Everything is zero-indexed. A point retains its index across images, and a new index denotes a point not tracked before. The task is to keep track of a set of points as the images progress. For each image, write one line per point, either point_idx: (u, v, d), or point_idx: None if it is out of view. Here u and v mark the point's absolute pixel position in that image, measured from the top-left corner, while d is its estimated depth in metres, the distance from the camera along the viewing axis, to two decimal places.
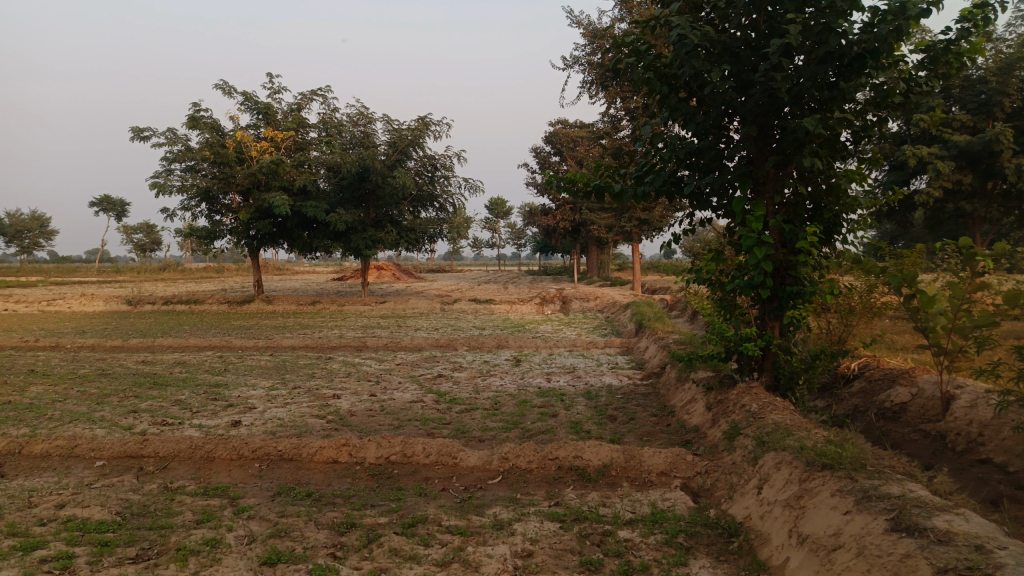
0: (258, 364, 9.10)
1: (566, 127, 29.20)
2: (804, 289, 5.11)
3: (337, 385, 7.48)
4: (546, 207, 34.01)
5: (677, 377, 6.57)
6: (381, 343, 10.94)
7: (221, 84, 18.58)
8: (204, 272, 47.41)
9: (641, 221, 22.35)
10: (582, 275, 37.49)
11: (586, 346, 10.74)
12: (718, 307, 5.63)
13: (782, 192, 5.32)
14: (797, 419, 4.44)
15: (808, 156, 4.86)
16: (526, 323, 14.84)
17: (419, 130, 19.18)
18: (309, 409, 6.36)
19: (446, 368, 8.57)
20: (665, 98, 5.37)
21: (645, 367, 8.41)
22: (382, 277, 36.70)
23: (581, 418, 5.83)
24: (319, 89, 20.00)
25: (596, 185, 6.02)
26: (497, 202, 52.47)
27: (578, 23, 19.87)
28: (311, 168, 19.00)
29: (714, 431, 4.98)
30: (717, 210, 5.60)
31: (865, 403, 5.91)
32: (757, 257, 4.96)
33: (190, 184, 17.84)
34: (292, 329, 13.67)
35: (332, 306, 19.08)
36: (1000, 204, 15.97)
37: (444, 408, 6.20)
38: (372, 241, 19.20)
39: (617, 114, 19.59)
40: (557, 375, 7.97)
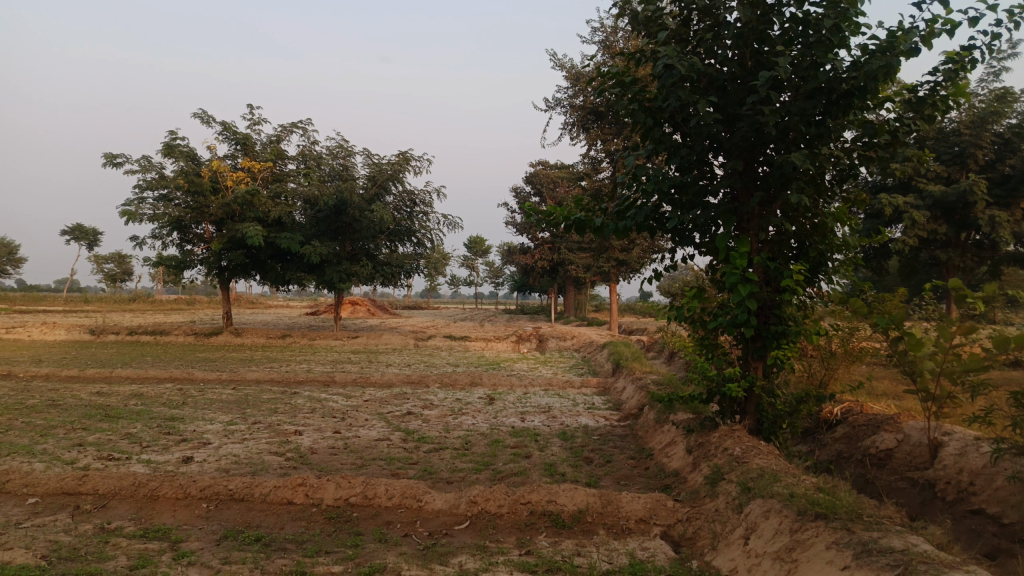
0: (220, 398, 8.71)
1: (546, 168, 29.29)
2: (788, 329, 4.94)
3: (300, 421, 7.12)
4: (525, 247, 33.92)
5: (656, 418, 6.33)
6: (350, 379, 10.58)
7: (199, 113, 18.31)
8: (174, 304, 46.49)
9: (619, 262, 22.30)
10: (559, 315, 37.34)
11: (562, 386, 10.47)
12: (700, 346, 5.42)
13: (766, 229, 5.18)
14: (783, 464, 4.20)
15: (795, 192, 4.73)
16: (501, 362, 14.53)
17: (398, 164, 19.05)
18: (268, 445, 6.00)
19: (417, 405, 8.24)
20: (648, 130, 5.23)
21: (622, 408, 8.15)
22: (356, 312, 36.26)
23: (555, 459, 5.54)
24: (299, 121, 19.87)
25: (576, 218, 5.84)
26: (476, 241, 52.39)
27: (561, 65, 20.05)
28: (287, 200, 18.71)
29: (695, 476, 4.72)
30: (699, 247, 5.43)
31: (849, 449, 5.70)
32: (741, 295, 4.79)
33: (162, 212, 17.48)
34: (260, 363, 13.24)
35: (303, 340, 18.66)
36: (974, 254, 16.11)
37: (412, 447, 5.88)
38: (346, 274, 18.90)
39: (597, 155, 19.66)
40: (531, 415, 7.68)
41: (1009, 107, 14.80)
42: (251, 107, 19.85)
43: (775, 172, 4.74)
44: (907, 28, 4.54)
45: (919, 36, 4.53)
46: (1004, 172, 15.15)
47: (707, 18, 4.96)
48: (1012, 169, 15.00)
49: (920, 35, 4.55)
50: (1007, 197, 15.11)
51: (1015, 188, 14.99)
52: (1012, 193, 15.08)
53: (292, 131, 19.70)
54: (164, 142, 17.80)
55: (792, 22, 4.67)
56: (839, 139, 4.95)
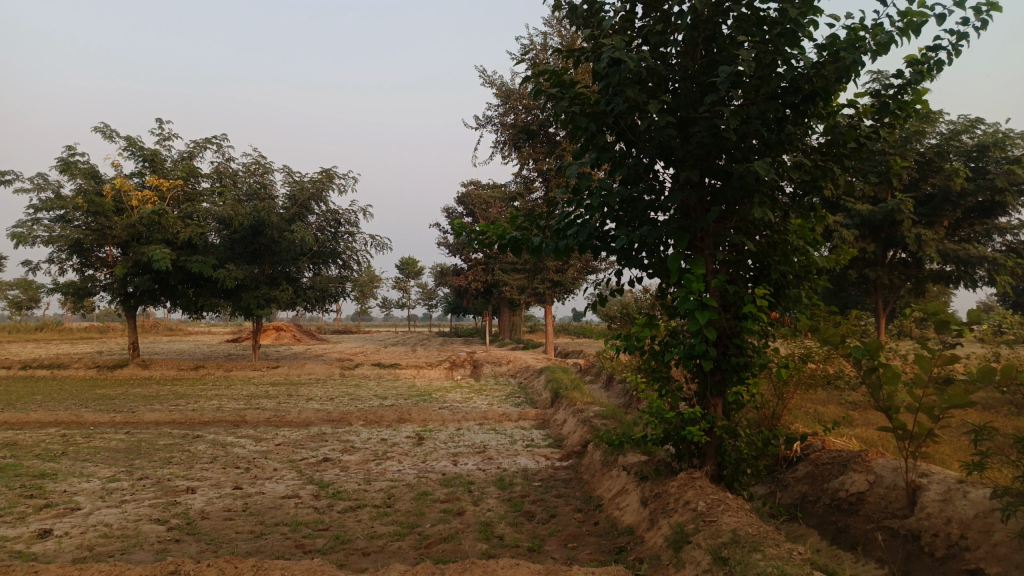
0: (107, 446, 7.57)
1: (478, 188, 28.72)
2: (751, 362, 4.36)
3: (197, 475, 6.12)
4: (458, 268, 33.26)
5: (603, 460, 5.68)
6: (263, 418, 9.56)
7: (101, 128, 16.92)
8: (84, 332, 43.46)
9: (554, 283, 21.85)
10: (493, 338, 36.71)
11: (497, 419, 9.73)
12: (652, 380, 4.78)
13: (722, 248, 4.62)
14: (758, 523, 3.61)
15: (756, 207, 4.18)
16: (433, 391, 13.70)
17: (321, 182, 18.12)
18: (150, 510, 5.01)
19: (335, 449, 7.34)
20: (590, 138, 4.60)
21: (564, 446, 7.45)
22: (281, 338, 34.73)
23: (492, 516, 4.79)
24: (214, 137, 18.79)
25: (511, 237, 5.16)
26: (408, 261, 51.24)
27: (492, 83, 19.58)
28: (200, 221, 17.39)
29: (655, 536, 4.08)
30: (646, 269, 4.82)
31: (814, 490, 5.18)
32: (699, 324, 4.19)
33: (59, 235, 16.01)
34: (165, 400, 12.02)
35: (218, 372, 17.37)
36: (900, 272, 16.32)
37: (325, 506, 5.02)
38: (265, 300, 17.75)
39: (530, 175, 19.19)
40: (464, 457, 6.91)
41: (930, 127, 15.08)
42: (160, 122, 18.57)
43: (734, 181, 4.17)
44: (872, 28, 4.06)
45: (888, 32, 4.07)
46: (926, 192, 15.42)
47: (655, 11, 4.40)
48: (935, 189, 15.25)
49: (887, 35, 4.07)
50: (931, 216, 15.35)
51: (938, 207, 15.22)
52: (935, 212, 15.32)
53: (206, 148, 18.57)
54: (61, 159, 16.34)
55: (748, 15, 4.15)
56: (800, 147, 4.40)
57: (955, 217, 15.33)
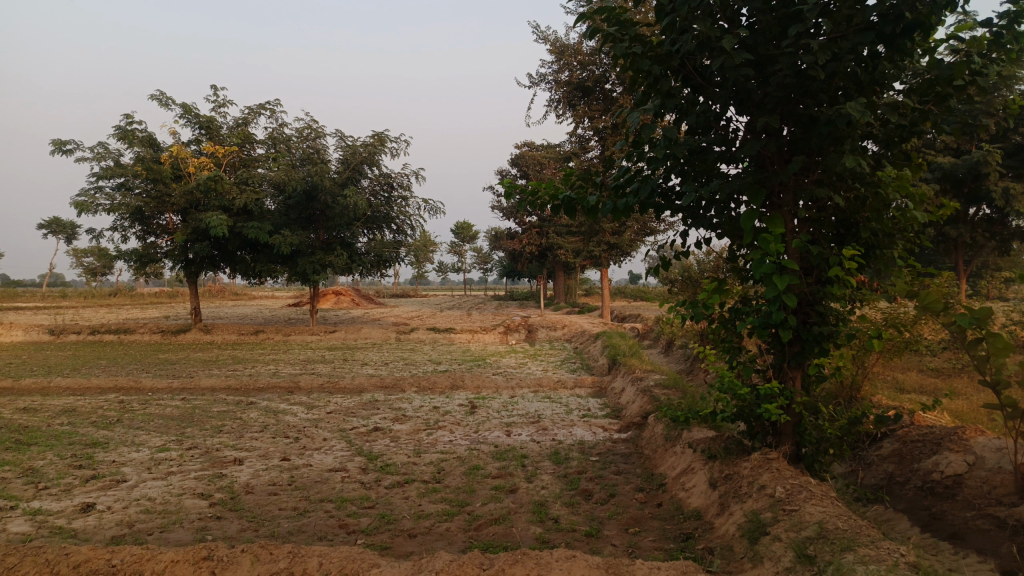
0: (162, 413, 7.56)
1: (532, 148, 28.13)
2: (834, 331, 3.89)
3: (245, 445, 6.00)
4: (512, 231, 32.93)
5: (666, 435, 5.30)
6: (317, 384, 9.48)
7: (157, 95, 17.00)
8: (155, 297, 45.00)
9: (611, 245, 21.31)
10: (549, 300, 36.48)
11: (553, 387, 9.41)
12: (722, 350, 4.37)
13: (802, 202, 4.12)
14: (847, 515, 3.20)
15: (846, 155, 3.65)
16: (487, 356, 13.47)
17: (373, 146, 17.89)
18: (195, 483, 4.88)
19: (386, 418, 7.15)
20: (652, 84, 4.14)
21: (623, 417, 7.08)
22: (340, 303, 35.19)
23: (546, 495, 4.47)
24: (267, 102, 18.78)
25: (565, 196, 4.75)
26: (463, 225, 50.97)
27: (545, 39, 18.91)
28: (255, 186, 17.42)
29: (726, 523, 3.70)
30: (714, 229, 4.37)
31: (902, 470, 4.70)
32: (777, 290, 3.74)
33: (120, 203, 16.29)
34: (223, 365, 12.11)
35: (277, 337, 17.57)
36: (984, 230, 15.20)
37: (372, 482, 4.79)
38: (320, 265, 17.75)
39: (585, 134, 18.54)
40: (518, 427, 6.62)
41: None
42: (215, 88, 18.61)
43: (819, 125, 3.65)
44: None
45: None
46: (1016, 142, 14.19)
47: None
48: None
49: None
50: (1020, 168, 14.17)
51: None
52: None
53: (260, 114, 18.59)
54: (119, 127, 16.53)
55: None
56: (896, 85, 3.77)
57: None
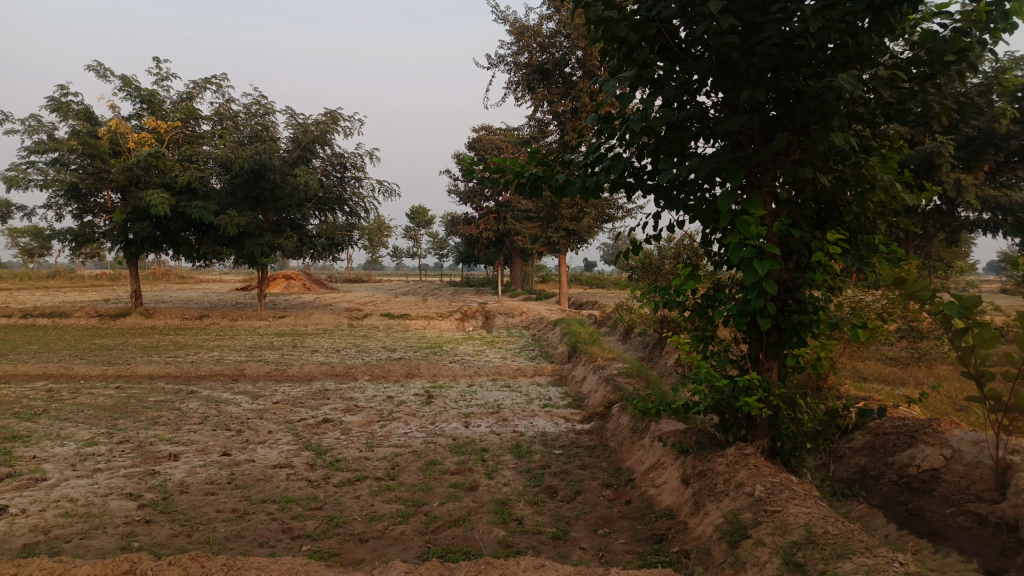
0: (93, 403, 7.02)
1: (489, 133, 27.71)
2: (814, 319, 3.67)
3: (182, 438, 5.56)
4: (469, 216, 32.51)
5: (633, 428, 5.07)
6: (263, 372, 9.02)
7: (95, 66, 16.06)
8: (95, 280, 43.23)
9: (569, 231, 21.12)
10: (505, 287, 36.23)
11: (512, 375, 9.13)
12: (695, 339, 4.13)
13: (782, 184, 3.89)
14: (834, 518, 2.98)
15: (832, 132, 3.41)
16: (443, 343, 13.13)
17: (326, 124, 17.28)
18: (124, 481, 4.44)
19: (337, 408, 6.76)
20: (627, 54, 3.85)
21: (585, 406, 6.84)
22: (291, 287, 34.36)
23: (509, 493, 4.18)
24: (213, 77, 17.98)
25: (531, 174, 4.43)
26: (418, 210, 50.24)
27: (505, 19, 18.49)
28: (200, 163, 16.64)
29: (702, 524, 3.47)
30: (687, 212, 4.11)
31: (875, 463, 4.54)
32: (757, 275, 3.49)
33: (54, 179, 15.38)
34: (164, 351, 11.50)
35: (223, 322, 16.91)
36: (934, 221, 15.43)
37: (320, 479, 4.43)
38: (269, 248, 17.10)
39: (544, 117, 18.23)
40: (476, 418, 6.32)
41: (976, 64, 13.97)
42: (158, 61, 17.70)
43: (806, 99, 3.39)
44: None
45: None
46: (967, 135, 14.36)
47: None
48: (976, 131, 14.19)
49: None
50: (971, 160, 14.39)
51: (979, 151, 14.22)
52: (976, 156, 14.33)
53: (206, 88, 17.80)
54: (53, 98, 15.57)
55: None
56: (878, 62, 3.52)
57: (996, 161, 14.35)
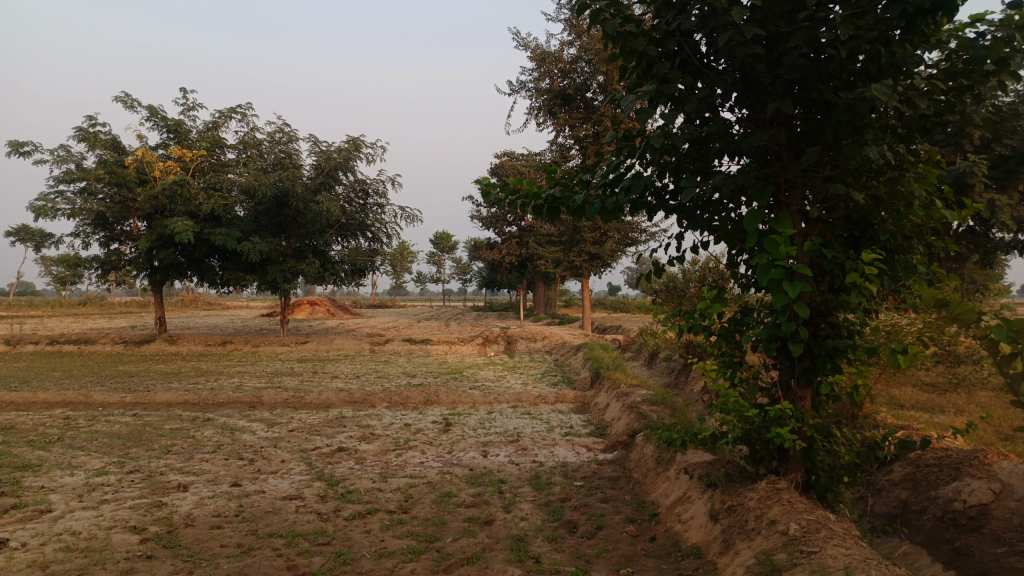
0: (108, 431, 6.95)
1: (512, 158, 27.73)
2: (849, 345, 3.45)
3: (194, 468, 5.43)
4: (491, 242, 32.48)
5: (658, 458, 4.84)
6: (282, 399, 8.91)
7: (122, 97, 16.35)
8: (124, 307, 43.80)
9: (592, 255, 20.93)
10: (528, 312, 36.06)
11: (533, 402, 8.92)
12: (722, 365, 3.92)
13: (812, 203, 3.69)
14: (876, 562, 2.74)
15: (866, 146, 3.21)
16: (463, 369, 12.96)
17: (348, 151, 17.37)
18: (130, 513, 4.31)
19: (353, 436, 6.61)
20: (647, 69, 3.69)
21: (608, 435, 6.61)
22: (315, 313, 34.52)
23: (526, 529, 3.97)
24: (238, 106, 18.21)
25: (548, 195, 4.27)
26: (442, 236, 50.40)
27: (526, 45, 18.54)
28: (224, 191, 16.78)
29: (733, 564, 3.23)
30: (712, 233, 3.93)
31: (917, 497, 4.26)
32: (788, 299, 3.28)
33: (82, 208, 15.60)
34: (184, 377, 11.46)
35: (246, 348, 16.92)
36: (967, 242, 15.00)
37: (330, 512, 4.27)
38: (291, 273, 17.13)
39: (566, 142, 18.16)
40: (495, 447, 6.12)
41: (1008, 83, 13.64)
42: (184, 91, 17.97)
43: (836, 112, 3.20)
44: None
45: None
46: (1000, 155, 13.96)
47: None
48: (1010, 150, 13.77)
49: None
50: (1004, 179, 13.99)
51: (1013, 170, 13.82)
52: (1009, 175, 13.92)
53: (231, 117, 18.03)
54: (82, 129, 15.85)
55: None
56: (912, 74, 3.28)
57: None
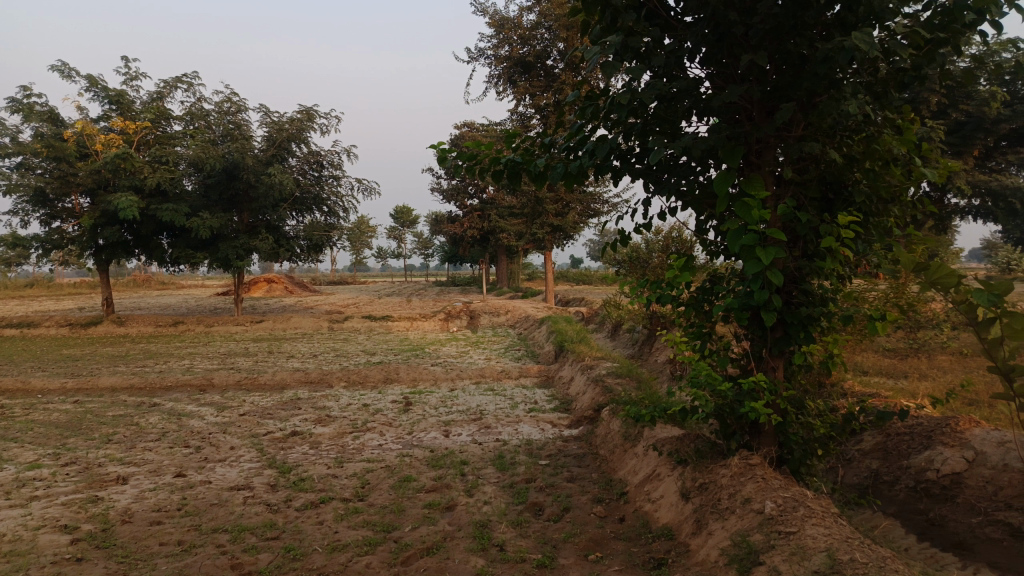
0: (45, 419, 6.53)
1: (471, 129, 27.25)
2: (824, 313, 3.28)
3: (136, 458, 5.10)
4: (452, 215, 32.04)
5: (625, 434, 4.67)
6: (235, 380, 8.55)
7: (58, 66, 15.48)
8: (74, 288, 42.29)
9: (554, 227, 20.70)
10: (491, 286, 35.80)
11: (496, 377, 8.71)
12: (692, 338, 3.73)
13: (784, 164, 3.49)
14: (858, 542, 2.59)
15: (843, 102, 3.01)
16: (426, 345, 12.69)
17: (301, 122, 16.80)
18: (62, 511, 3.98)
19: (308, 419, 6.32)
20: (611, 21, 3.41)
21: (573, 410, 6.44)
22: (273, 291, 33.76)
23: (489, 514, 3.77)
24: (183, 75, 17.44)
25: (508, 159, 3.97)
26: (402, 210, 49.67)
27: (483, 11, 18.04)
28: (171, 164, 16.08)
29: (707, 547, 3.07)
30: (680, 197, 3.71)
31: (888, 466, 4.18)
32: (761, 266, 3.09)
33: (18, 184, 14.81)
34: (133, 360, 10.96)
35: (199, 328, 16.38)
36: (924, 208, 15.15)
37: (280, 503, 4.00)
38: (244, 250, 16.58)
39: (526, 111, 17.82)
40: (457, 426, 5.91)
41: None
42: (126, 60, 17.12)
43: (813, 65, 2.99)
44: None
45: None
46: (956, 120, 14.06)
47: None
48: (966, 115, 13.84)
49: None
50: (961, 145, 14.09)
51: (970, 136, 13.91)
52: (966, 141, 14.01)
53: (177, 87, 17.27)
54: (15, 100, 14.98)
55: None
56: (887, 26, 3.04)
57: (986, 146, 14.08)
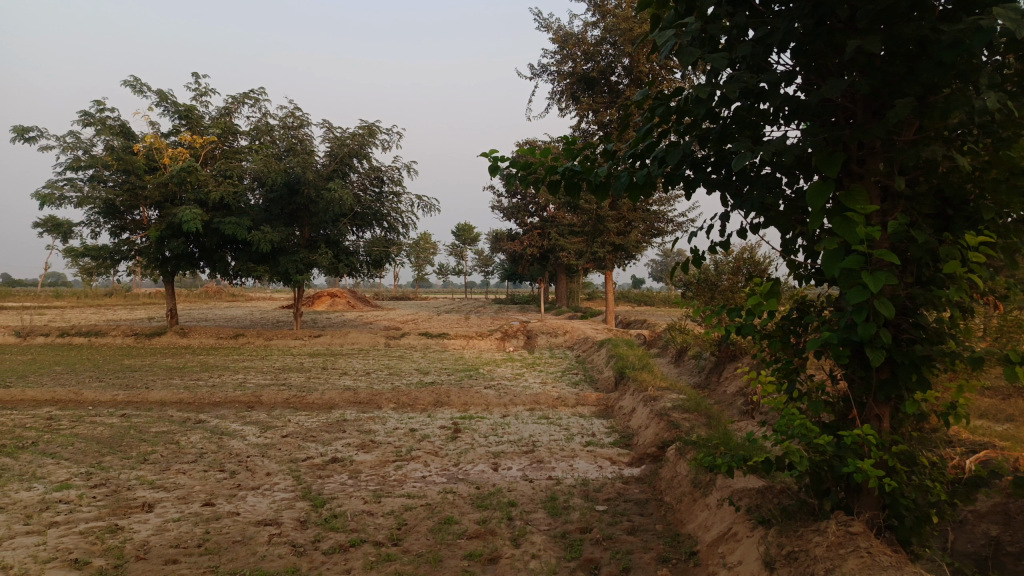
0: (89, 434, 6.38)
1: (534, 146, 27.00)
2: (942, 353, 2.70)
3: (167, 482, 4.82)
4: (513, 233, 31.81)
5: (694, 481, 4.14)
6: (283, 398, 8.31)
7: (131, 81, 15.89)
8: (148, 298, 43.80)
9: (616, 246, 20.13)
10: (550, 305, 35.41)
11: (551, 404, 8.23)
12: (778, 376, 3.17)
13: (892, 173, 2.93)
14: None
15: (976, 96, 2.44)
16: (480, 365, 12.33)
17: (363, 137, 16.80)
18: (78, 541, 3.69)
19: (351, 444, 5.99)
20: (688, 7, 2.93)
21: (634, 446, 5.92)
22: (335, 305, 34.14)
23: (538, 571, 3.30)
24: (250, 92, 17.74)
25: (565, 168, 3.50)
26: (464, 227, 49.99)
27: (548, 27, 17.79)
28: (235, 178, 16.26)
29: None
30: (764, 214, 3.18)
31: (1013, 533, 3.52)
32: (870, 294, 2.52)
33: (90, 196, 15.20)
34: (188, 373, 10.91)
35: (258, 341, 16.46)
36: None
37: (307, 544, 3.63)
38: (304, 264, 16.63)
39: (589, 128, 17.39)
40: (507, 459, 5.46)
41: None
42: (196, 77, 17.48)
43: (938, 54, 2.46)
44: None
45: None
46: None
47: None
48: None
49: None
50: None
51: None
52: None
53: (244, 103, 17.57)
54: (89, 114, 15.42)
55: None
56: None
57: None
